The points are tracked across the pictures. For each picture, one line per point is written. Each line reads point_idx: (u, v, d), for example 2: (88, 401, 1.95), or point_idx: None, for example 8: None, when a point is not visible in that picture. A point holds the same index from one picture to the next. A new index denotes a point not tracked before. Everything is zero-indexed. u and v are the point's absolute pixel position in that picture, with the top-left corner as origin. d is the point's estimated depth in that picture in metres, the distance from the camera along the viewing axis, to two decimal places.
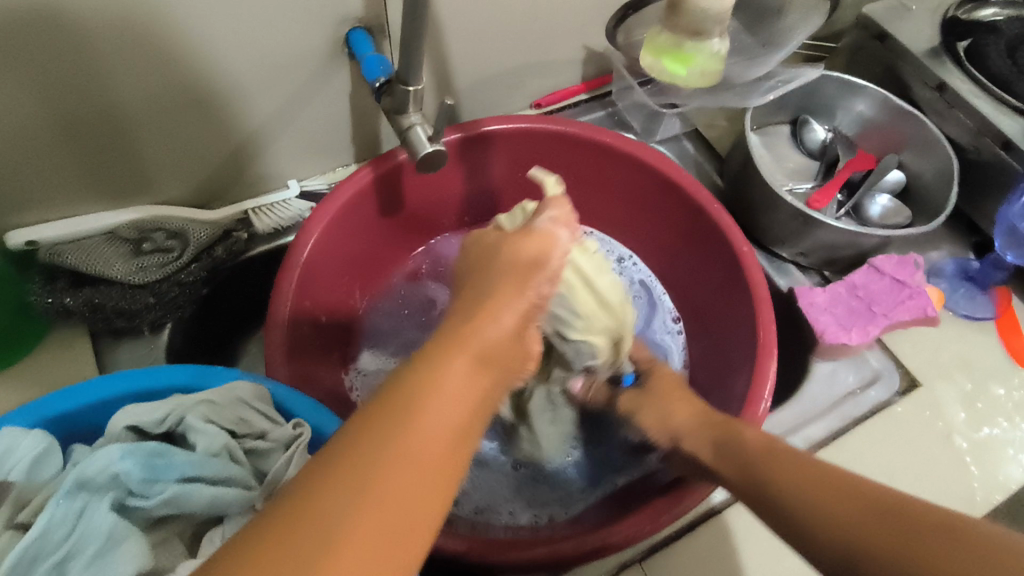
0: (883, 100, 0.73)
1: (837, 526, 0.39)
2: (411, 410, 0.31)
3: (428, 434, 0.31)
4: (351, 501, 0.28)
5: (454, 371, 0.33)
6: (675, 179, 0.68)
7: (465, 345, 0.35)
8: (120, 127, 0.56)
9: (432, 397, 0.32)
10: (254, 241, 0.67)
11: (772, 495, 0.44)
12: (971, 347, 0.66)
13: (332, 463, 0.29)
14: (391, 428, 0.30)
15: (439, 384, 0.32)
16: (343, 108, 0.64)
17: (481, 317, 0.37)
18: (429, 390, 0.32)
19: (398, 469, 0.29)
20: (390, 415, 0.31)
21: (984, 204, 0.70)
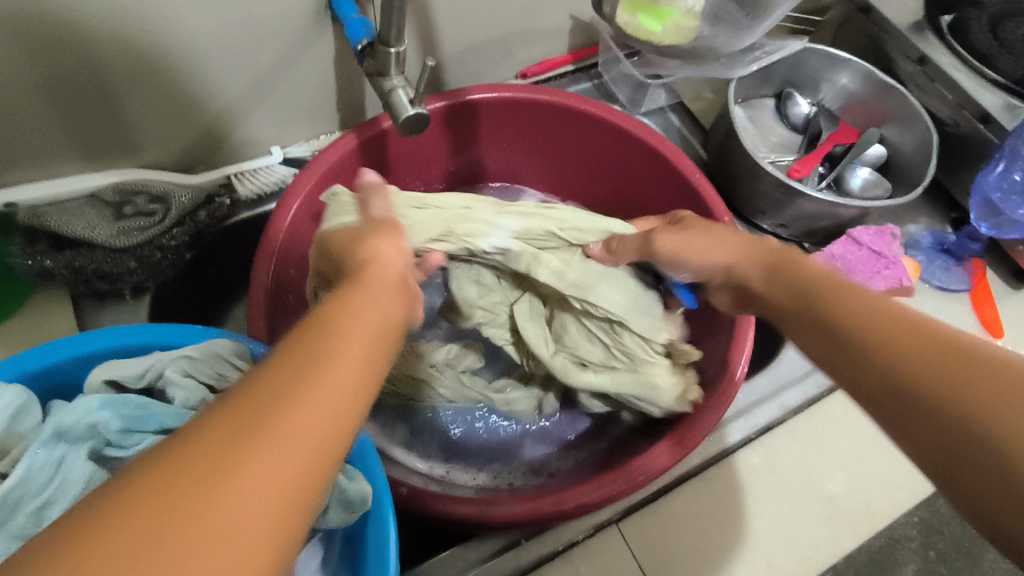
0: (866, 74, 0.73)
1: (882, 346, 0.33)
2: (252, 416, 0.24)
3: (276, 445, 0.23)
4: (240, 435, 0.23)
5: (316, 362, 0.26)
6: (659, 149, 0.69)
7: (334, 334, 0.28)
8: (101, 90, 0.56)
9: (292, 392, 0.25)
10: (237, 207, 0.67)
11: (817, 304, 0.38)
12: (946, 318, 0.68)
13: (131, 504, 0.21)
14: (223, 441, 0.23)
15: (294, 379, 0.25)
16: (327, 73, 0.64)
17: (354, 306, 0.31)
18: (273, 385, 0.25)
19: (226, 492, 0.22)
20: (221, 434, 0.23)
21: (963, 177, 0.71)
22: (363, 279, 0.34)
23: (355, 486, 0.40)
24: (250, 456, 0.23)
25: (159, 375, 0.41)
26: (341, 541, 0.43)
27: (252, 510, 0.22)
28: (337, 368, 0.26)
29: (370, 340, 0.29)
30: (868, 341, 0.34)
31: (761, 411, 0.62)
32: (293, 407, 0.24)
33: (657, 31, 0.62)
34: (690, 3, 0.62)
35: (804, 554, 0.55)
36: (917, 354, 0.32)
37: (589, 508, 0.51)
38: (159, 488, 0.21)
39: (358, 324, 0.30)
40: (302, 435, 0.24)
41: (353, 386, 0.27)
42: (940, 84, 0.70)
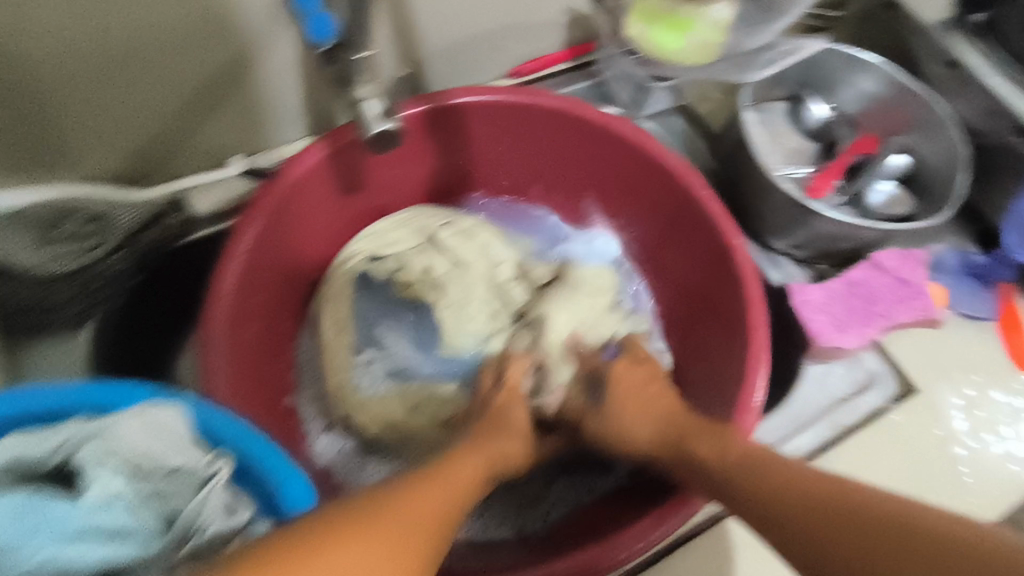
0: (889, 76, 0.66)
1: (823, 532, 0.37)
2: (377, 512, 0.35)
3: (386, 533, 0.34)
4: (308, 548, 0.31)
5: (418, 495, 0.38)
6: (663, 161, 0.62)
7: (429, 482, 0.40)
8: (26, 94, 0.48)
9: (393, 510, 0.36)
10: (191, 226, 0.60)
11: (767, 510, 0.40)
12: (974, 350, 0.62)
13: (274, 561, 0.30)
14: (353, 527, 0.33)
15: (407, 502, 0.37)
16: (291, 75, 0.56)
17: (421, 494, 0.39)
18: (390, 498, 0.37)
19: (341, 562, 0.31)
20: (351, 518, 0.34)
21: (994, 193, 0.65)
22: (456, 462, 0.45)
23: None
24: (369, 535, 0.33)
25: (71, 454, 0.34)
26: None
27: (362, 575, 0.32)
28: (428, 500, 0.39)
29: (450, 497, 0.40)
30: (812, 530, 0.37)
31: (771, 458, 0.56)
32: (396, 515, 0.36)
33: (676, 49, 0.59)
34: (717, 14, 0.59)
35: None
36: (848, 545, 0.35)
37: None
38: (303, 552, 0.31)
39: (448, 483, 0.42)
40: (403, 530, 0.35)
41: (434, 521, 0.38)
42: (972, 89, 0.63)
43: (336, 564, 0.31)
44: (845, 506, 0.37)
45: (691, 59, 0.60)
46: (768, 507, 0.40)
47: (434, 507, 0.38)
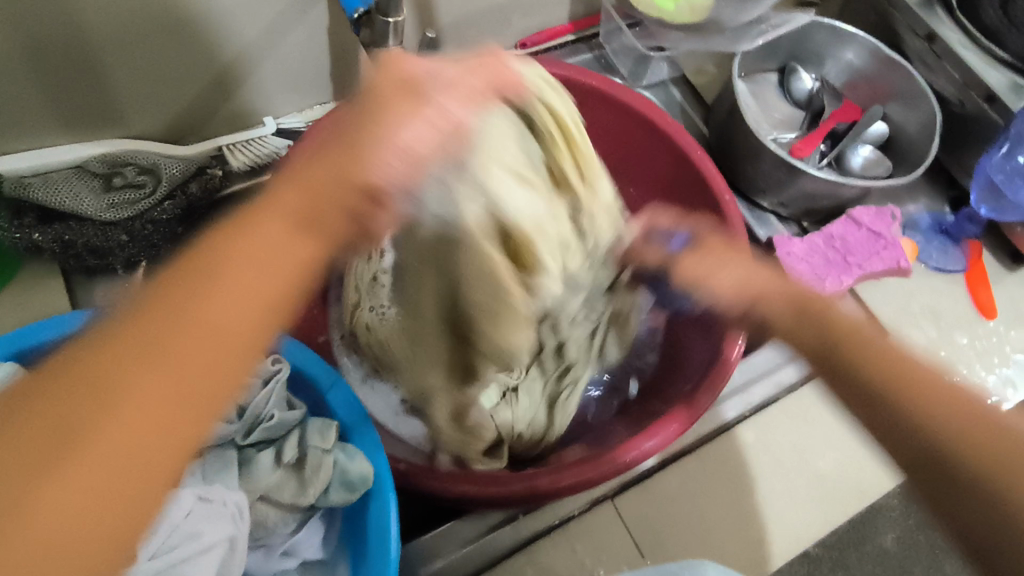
0: (871, 48, 0.72)
1: (896, 390, 0.44)
2: (123, 373, 0.28)
3: (143, 398, 0.28)
4: (156, 338, 0.29)
5: (216, 280, 0.31)
6: (660, 124, 0.68)
7: (236, 261, 0.32)
8: (91, 57, 0.54)
9: (154, 360, 0.29)
10: (229, 179, 0.66)
11: (887, 405, 0.44)
12: (942, 299, 0.68)
13: (126, 337, 0.29)
14: (92, 400, 0.27)
15: (163, 332, 0.29)
16: (324, 41, 0.62)
17: (282, 211, 0.33)
18: (178, 300, 0.30)
19: (91, 458, 0.26)
20: (183, 293, 0.31)
21: (964, 157, 0.71)
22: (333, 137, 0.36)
23: (357, 464, 0.40)
24: (123, 407, 0.28)
25: None
26: (342, 517, 0.44)
27: (145, 418, 0.28)
28: (217, 314, 0.31)
29: (264, 299, 0.32)
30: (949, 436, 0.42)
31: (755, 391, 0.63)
32: (162, 359, 0.29)
33: (670, 9, 0.68)
34: None
35: (797, 532, 0.57)
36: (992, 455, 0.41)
37: (585, 483, 0.52)
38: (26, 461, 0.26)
39: (243, 271, 0.32)
40: (163, 378, 0.29)
41: (237, 348, 0.31)
42: (946, 61, 0.69)
43: (197, 337, 0.30)
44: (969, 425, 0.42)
45: (681, 20, 0.68)
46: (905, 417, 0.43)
47: (252, 275, 0.32)
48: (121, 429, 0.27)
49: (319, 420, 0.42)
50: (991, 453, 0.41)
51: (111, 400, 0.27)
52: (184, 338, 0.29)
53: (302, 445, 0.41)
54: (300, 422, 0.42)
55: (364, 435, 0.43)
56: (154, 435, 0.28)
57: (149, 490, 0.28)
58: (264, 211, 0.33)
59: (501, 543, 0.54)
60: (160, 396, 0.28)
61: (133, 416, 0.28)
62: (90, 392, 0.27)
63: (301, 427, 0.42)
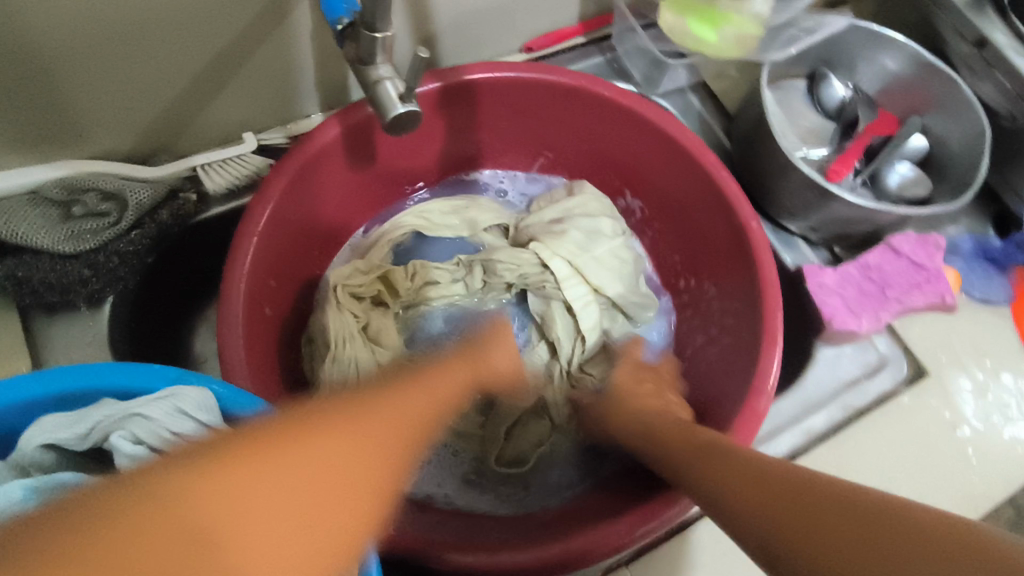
0: (911, 54, 0.65)
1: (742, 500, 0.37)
2: (323, 426, 0.28)
3: (332, 458, 0.27)
4: (349, 413, 0.30)
5: (402, 399, 0.35)
6: (679, 140, 0.61)
7: (402, 392, 0.36)
8: (42, 72, 0.48)
9: (348, 425, 0.29)
10: (206, 203, 0.60)
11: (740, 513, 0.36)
12: (986, 333, 0.62)
13: (320, 409, 0.29)
14: (294, 443, 0.26)
15: (339, 420, 0.29)
16: (305, 49, 0.55)
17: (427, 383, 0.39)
18: (373, 406, 0.32)
19: (285, 472, 0.25)
20: (368, 402, 0.32)
21: (1012, 175, 0.65)
22: (464, 345, 0.49)
23: None
24: (319, 456, 0.26)
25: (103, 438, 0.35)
26: None
27: (331, 486, 0.26)
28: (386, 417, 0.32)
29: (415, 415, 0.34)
30: (736, 491, 0.37)
31: (782, 439, 0.57)
32: (354, 428, 0.29)
33: (711, 43, 0.57)
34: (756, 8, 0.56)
35: None
36: (833, 547, 0.30)
37: (592, 558, 0.46)
38: (262, 447, 0.25)
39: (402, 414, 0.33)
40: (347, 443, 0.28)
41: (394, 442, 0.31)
42: (996, 68, 0.62)
43: (382, 428, 0.31)
44: (746, 486, 0.37)
45: (723, 56, 0.59)
46: (698, 470, 0.42)
47: (419, 410, 0.35)
48: (319, 493, 0.25)
49: None
50: (747, 474, 0.38)
51: (318, 461, 0.26)
52: (371, 425, 0.30)
53: None
54: None
55: None
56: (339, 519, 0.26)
57: None
58: (421, 381, 0.38)
59: None
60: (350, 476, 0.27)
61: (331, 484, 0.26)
62: (283, 443, 0.26)
63: None
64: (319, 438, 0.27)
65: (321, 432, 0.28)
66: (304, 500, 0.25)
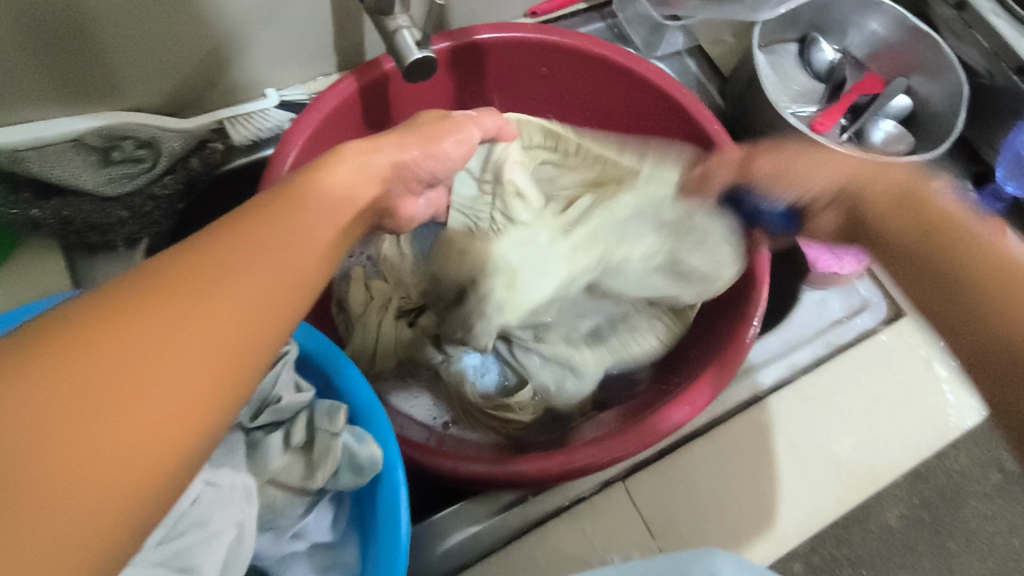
0: (895, 17, 0.69)
1: None
2: (185, 279, 0.27)
3: (222, 300, 0.28)
4: (196, 276, 0.27)
5: (276, 228, 0.32)
6: (675, 97, 0.65)
7: (297, 202, 0.34)
8: (85, 28, 0.51)
9: (210, 279, 0.28)
10: (230, 153, 0.65)
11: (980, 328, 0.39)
12: None
13: (162, 271, 0.27)
14: (149, 304, 0.26)
15: (174, 287, 0.27)
16: (324, 11, 0.59)
17: (306, 193, 0.35)
18: (225, 254, 0.29)
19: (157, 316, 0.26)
20: (216, 245, 0.29)
21: (989, 131, 0.69)
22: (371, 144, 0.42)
23: (364, 450, 0.40)
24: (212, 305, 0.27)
25: None
26: (350, 504, 0.43)
27: (169, 389, 0.25)
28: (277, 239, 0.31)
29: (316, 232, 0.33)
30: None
31: (770, 371, 0.62)
32: (221, 272, 0.28)
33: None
34: None
35: (806, 513, 0.56)
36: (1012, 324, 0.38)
37: (594, 468, 0.51)
38: (72, 341, 0.24)
39: (271, 250, 0.31)
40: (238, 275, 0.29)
41: (288, 281, 0.30)
42: (975, 29, 0.66)
43: (239, 278, 0.29)
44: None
45: None
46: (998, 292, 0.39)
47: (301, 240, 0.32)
48: (157, 392, 0.25)
49: (329, 402, 0.41)
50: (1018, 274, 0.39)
51: (146, 356, 0.25)
52: (222, 281, 0.28)
53: (312, 428, 0.41)
54: (310, 404, 0.42)
55: (374, 418, 0.42)
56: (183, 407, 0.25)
57: (131, 487, 0.24)
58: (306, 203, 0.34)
59: (509, 526, 0.54)
60: (195, 360, 0.26)
61: (169, 379, 0.25)
62: (83, 345, 0.24)
63: (309, 410, 0.42)
64: (140, 322, 0.25)
65: (148, 310, 0.26)
66: (138, 406, 0.24)
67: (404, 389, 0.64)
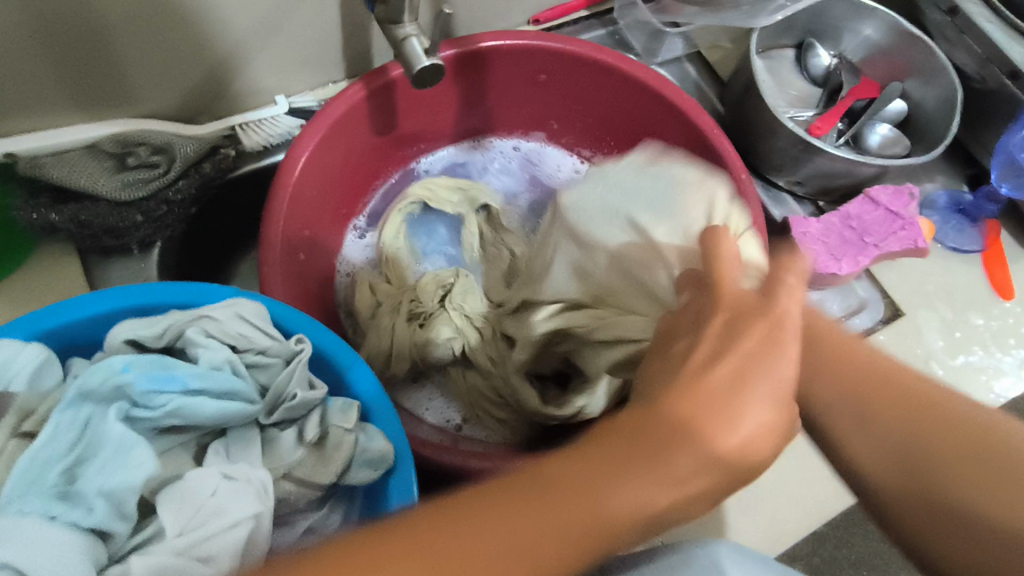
0: (889, 24, 0.71)
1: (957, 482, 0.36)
2: (429, 539, 0.29)
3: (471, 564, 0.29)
4: (444, 537, 0.29)
5: (547, 491, 0.31)
6: (675, 101, 0.66)
7: (666, 448, 0.33)
8: (102, 38, 0.53)
9: (454, 543, 0.29)
10: (242, 159, 0.66)
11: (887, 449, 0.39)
12: (956, 279, 0.68)
13: (421, 525, 0.30)
14: (386, 565, 0.28)
15: (426, 545, 0.29)
16: (332, 20, 0.61)
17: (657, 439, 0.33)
18: (480, 526, 0.30)
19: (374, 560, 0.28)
20: (480, 509, 0.30)
21: (982, 135, 0.70)
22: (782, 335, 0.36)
23: (375, 444, 0.41)
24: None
25: (177, 335, 0.41)
26: (362, 498, 0.44)
27: None
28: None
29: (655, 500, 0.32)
30: (845, 420, 0.40)
31: None
32: (475, 534, 0.29)
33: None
34: None
35: (805, 508, 0.57)
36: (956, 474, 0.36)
37: None
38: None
39: (534, 522, 0.30)
40: (568, 505, 0.31)
41: (554, 555, 0.30)
42: (967, 35, 0.67)
43: (484, 544, 0.30)
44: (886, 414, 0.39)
45: None
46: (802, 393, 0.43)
47: (580, 513, 0.31)
48: None
49: (341, 401, 0.43)
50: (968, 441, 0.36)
51: None
52: (469, 544, 0.29)
53: (325, 425, 0.42)
54: (322, 402, 0.43)
55: (385, 412, 0.43)
56: None
57: None
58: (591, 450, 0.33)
59: None
60: None
61: None
62: None
63: (322, 407, 0.43)
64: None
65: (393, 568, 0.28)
66: None
67: (415, 393, 0.65)
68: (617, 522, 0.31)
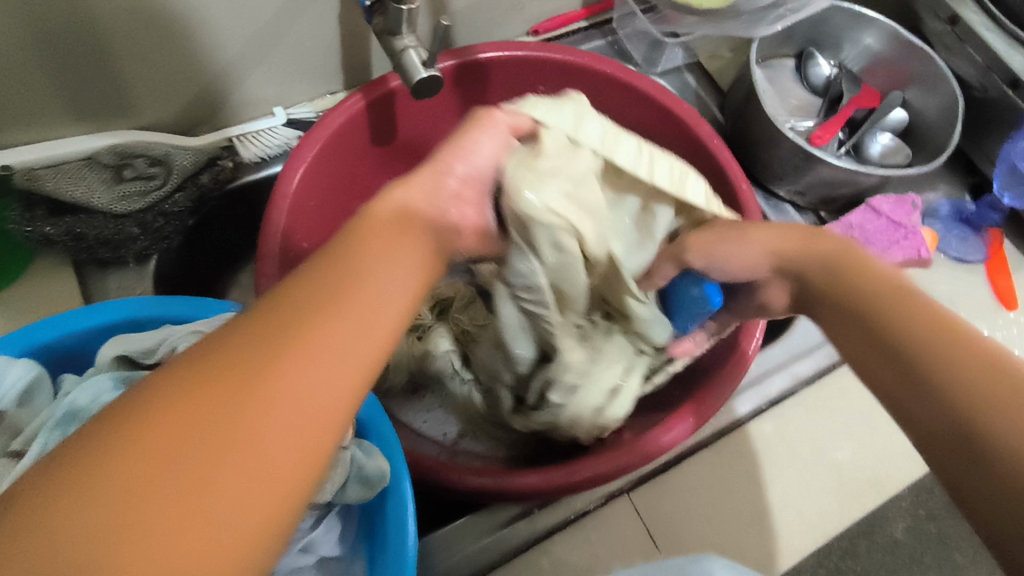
0: (889, 33, 0.70)
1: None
2: (195, 394, 0.26)
3: (277, 399, 0.27)
4: (221, 391, 0.26)
5: (304, 313, 0.29)
6: (674, 110, 0.66)
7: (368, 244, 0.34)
8: (98, 49, 0.53)
9: (236, 391, 0.27)
10: (239, 170, 0.66)
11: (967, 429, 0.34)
12: (961, 289, 0.68)
13: (164, 405, 0.26)
14: (146, 428, 0.25)
15: (195, 405, 0.26)
16: (330, 31, 0.60)
17: (362, 250, 0.33)
18: (251, 363, 0.27)
19: (161, 442, 0.25)
20: (239, 347, 0.28)
21: (985, 144, 0.70)
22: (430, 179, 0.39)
23: (373, 463, 0.40)
24: (255, 423, 0.26)
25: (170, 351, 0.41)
26: (358, 514, 0.44)
27: (233, 490, 0.25)
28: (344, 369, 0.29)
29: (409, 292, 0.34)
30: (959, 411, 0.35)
31: (771, 382, 0.62)
32: (259, 376, 0.27)
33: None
34: None
35: (810, 522, 0.56)
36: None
37: (598, 481, 0.51)
38: (99, 465, 0.24)
39: (321, 334, 0.29)
40: (351, 329, 0.30)
41: (341, 350, 0.29)
42: (967, 44, 0.67)
43: (284, 370, 0.28)
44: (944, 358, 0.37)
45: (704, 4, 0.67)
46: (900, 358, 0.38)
47: (357, 311, 0.31)
48: (226, 491, 0.25)
49: None
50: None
51: (190, 472, 0.25)
52: (257, 385, 0.27)
53: None
54: None
55: (381, 428, 0.43)
56: (248, 506, 0.25)
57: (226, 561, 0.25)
58: (344, 259, 0.32)
59: (514, 539, 0.54)
60: (248, 464, 0.26)
61: (232, 477, 0.25)
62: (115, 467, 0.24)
63: None
64: (159, 444, 0.25)
65: (167, 432, 0.25)
66: (205, 509, 0.25)
67: (414, 405, 0.65)
68: (390, 298, 0.32)
